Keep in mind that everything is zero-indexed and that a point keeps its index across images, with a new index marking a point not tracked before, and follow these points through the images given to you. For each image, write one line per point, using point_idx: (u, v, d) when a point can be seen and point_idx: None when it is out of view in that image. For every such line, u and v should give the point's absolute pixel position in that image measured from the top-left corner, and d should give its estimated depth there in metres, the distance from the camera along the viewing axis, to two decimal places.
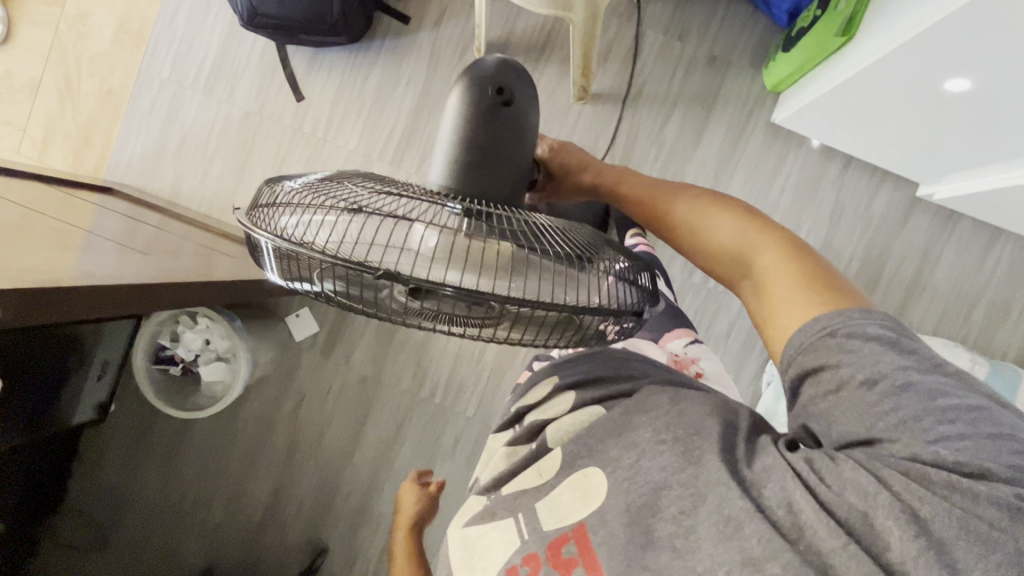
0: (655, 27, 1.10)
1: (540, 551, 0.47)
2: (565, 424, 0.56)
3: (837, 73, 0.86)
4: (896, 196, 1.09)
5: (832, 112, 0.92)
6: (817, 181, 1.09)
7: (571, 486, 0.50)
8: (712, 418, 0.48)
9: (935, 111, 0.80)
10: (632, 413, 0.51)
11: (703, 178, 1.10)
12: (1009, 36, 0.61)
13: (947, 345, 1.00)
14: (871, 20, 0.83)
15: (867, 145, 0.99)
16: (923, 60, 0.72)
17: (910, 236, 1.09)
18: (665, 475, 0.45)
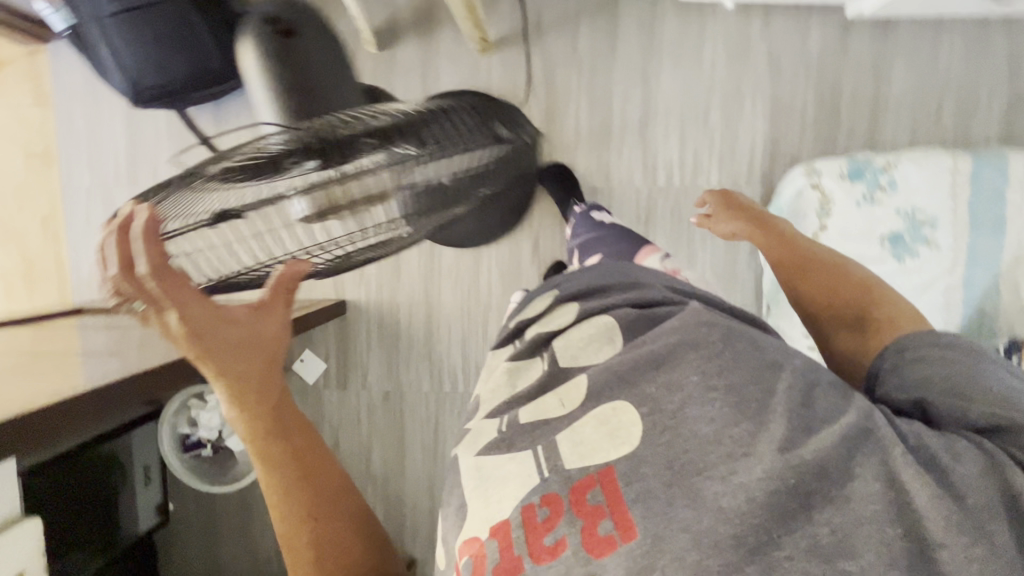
0: None
1: (563, 494, 0.39)
2: (577, 343, 0.50)
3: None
4: (827, 26, 1.04)
5: None
6: (743, 42, 1.06)
7: (600, 421, 0.42)
8: (773, 371, 0.41)
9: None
10: (676, 347, 0.44)
11: (632, 83, 1.07)
12: None
13: (925, 156, 0.96)
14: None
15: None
16: None
17: (855, 61, 1.05)
18: (722, 436, 0.38)
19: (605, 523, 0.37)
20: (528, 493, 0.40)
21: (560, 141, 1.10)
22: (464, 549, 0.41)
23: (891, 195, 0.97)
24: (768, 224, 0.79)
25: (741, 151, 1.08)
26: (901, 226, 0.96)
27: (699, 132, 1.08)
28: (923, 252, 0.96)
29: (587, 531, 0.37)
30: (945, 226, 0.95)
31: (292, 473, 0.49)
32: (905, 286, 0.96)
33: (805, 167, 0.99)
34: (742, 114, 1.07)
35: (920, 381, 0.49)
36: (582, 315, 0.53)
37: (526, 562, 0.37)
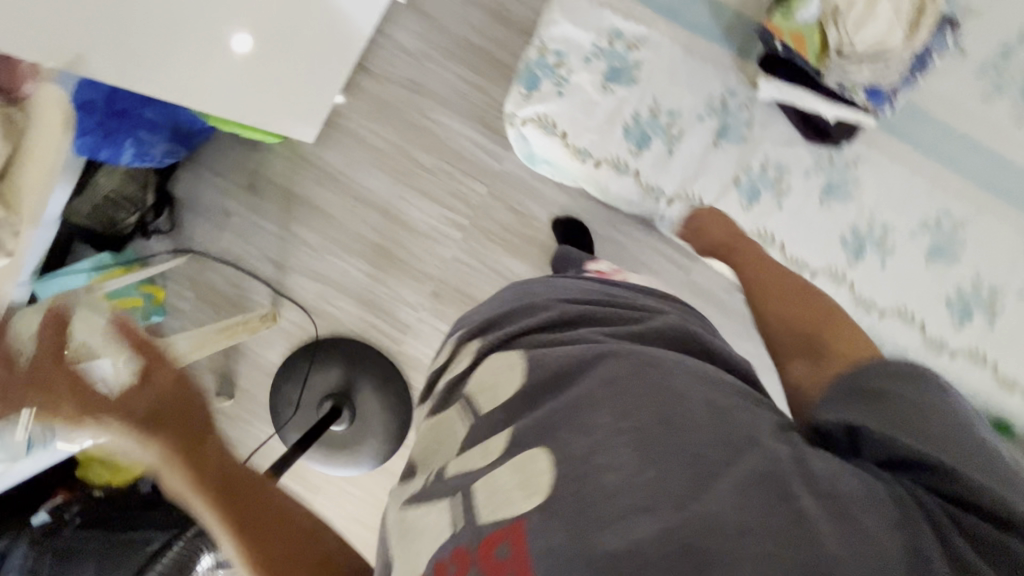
0: (217, 242, 1.15)
1: (467, 546, 0.36)
2: (485, 381, 0.49)
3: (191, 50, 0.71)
4: (405, 24, 1.06)
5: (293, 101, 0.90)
6: (380, 103, 1.09)
7: (508, 471, 0.39)
8: (678, 402, 0.38)
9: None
10: (593, 388, 0.41)
11: (363, 214, 1.13)
12: None
13: (552, 9, 0.92)
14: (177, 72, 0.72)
15: (353, 61, 0.93)
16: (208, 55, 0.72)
17: (445, 14, 1.05)
18: (626, 496, 0.34)
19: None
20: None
21: (378, 297, 1.15)
22: None
23: (571, 59, 0.93)
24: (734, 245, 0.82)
25: (470, 151, 1.09)
26: (606, 61, 0.93)
27: (434, 181, 1.11)
28: (639, 57, 0.92)
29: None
30: (627, 25, 0.92)
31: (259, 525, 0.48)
32: (664, 92, 0.93)
33: (507, 118, 0.95)
34: (438, 134, 1.09)
35: (844, 404, 0.41)
36: (496, 341, 0.54)
37: None
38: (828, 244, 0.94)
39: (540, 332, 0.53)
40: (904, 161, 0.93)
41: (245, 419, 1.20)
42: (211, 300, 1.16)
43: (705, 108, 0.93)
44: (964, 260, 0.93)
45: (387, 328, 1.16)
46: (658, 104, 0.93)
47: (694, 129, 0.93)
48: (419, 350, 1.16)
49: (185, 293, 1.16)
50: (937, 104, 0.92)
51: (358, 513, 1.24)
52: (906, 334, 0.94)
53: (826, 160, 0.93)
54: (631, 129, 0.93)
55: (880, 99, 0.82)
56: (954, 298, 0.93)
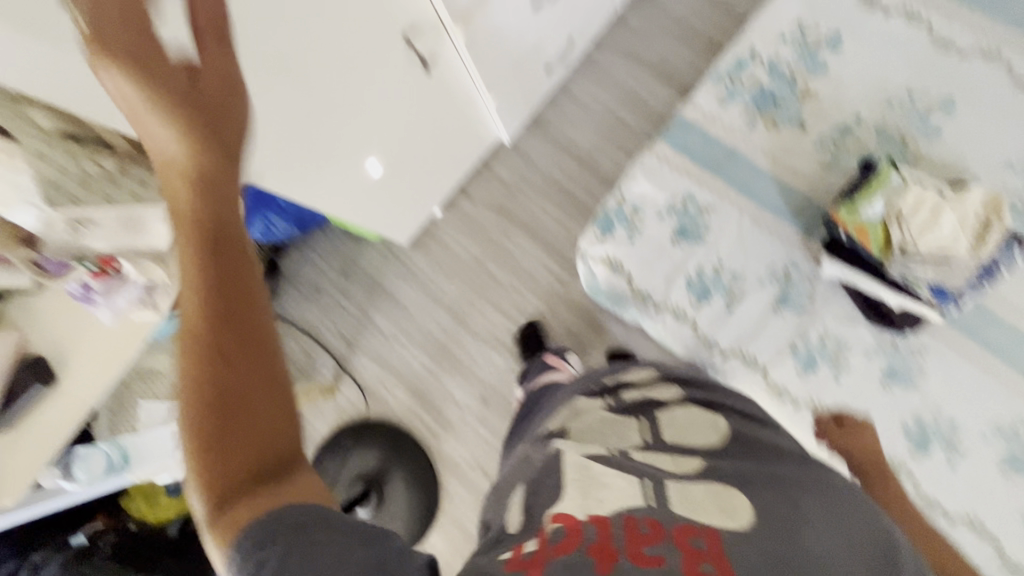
0: (303, 313, 1.29)
1: (668, 524, 0.40)
2: (679, 424, 0.62)
3: (339, 176, 0.85)
4: (506, 159, 1.23)
5: (398, 211, 1.02)
6: (470, 219, 1.23)
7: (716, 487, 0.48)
8: (888, 540, 0.46)
9: (316, 113, 0.75)
10: (800, 474, 0.52)
11: (433, 312, 1.23)
12: (306, 114, 0.73)
13: (634, 169, 1.05)
14: (336, 196, 0.86)
15: (449, 174, 1.08)
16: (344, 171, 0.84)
17: (541, 156, 1.21)
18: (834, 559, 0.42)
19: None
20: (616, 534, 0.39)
21: (430, 390, 1.21)
22: (558, 518, 0.41)
23: (645, 213, 1.03)
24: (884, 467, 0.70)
25: (540, 275, 1.19)
26: (677, 219, 1.02)
27: (503, 294, 1.20)
28: (709, 220, 1.01)
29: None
30: (700, 191, 1.02)
31: (223, 340, 0.32)
32: (728, 255, 1.00)
33: (581, 253, 1.05)
34: (515, 255, 1.20)
35: None
36: (702, 399, 0.68)
37: (621, 556, 0.37)
38: (886, 431, 0.91)
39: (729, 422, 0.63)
40: (976, 360, 0.91)
41: None
42: None
43: (768, 275, 0.98)
44: None
45: (431, 422, 1.21)
46: (722, 264, 1.00)
47: (754, 293, 0.98)
48: (456, 451, 1.19)
49: None
50: (1010, 311, 0.91)
51: None
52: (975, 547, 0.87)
53: (889, 344, 0.93)
54: (693, 282, 1.00)
55: (944, 297, 0.84)
56: None
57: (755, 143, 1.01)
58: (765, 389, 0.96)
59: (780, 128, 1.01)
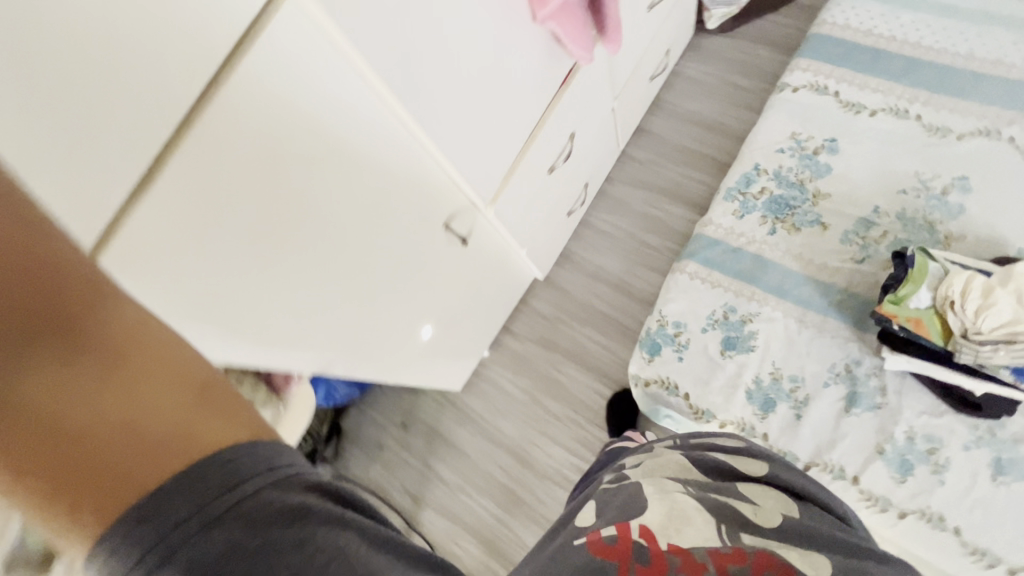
0: (368, 471, 1.31)
1: (748, 551, 0.43)
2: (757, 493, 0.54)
3: (398, 350, 0.91)
4: (542, 294, 1.30)
5: (446, 362, 1.09)
6: (517, 356, 1.27)
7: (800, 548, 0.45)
8: None
9: (371, 309, 0.79)
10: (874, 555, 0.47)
11: (494, 454, 1.23)
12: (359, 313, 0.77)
13: (667, 289, 1.10)
14: (393, 365, 0.91)
15: (492, 318, 1.15)
16: (401, 343, 0.90)
17: (576, 286, 1.27)
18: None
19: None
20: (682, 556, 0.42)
21: (502, 541, 1.16)
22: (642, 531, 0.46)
23: (687, 329, 1.05)
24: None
25: (594, 402, 1.19)
26: (721, 331, 1.03)
27: (562, 426, 1.20)
28: (753, 328, 1.02)
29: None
30: (738, 300, 1.04)
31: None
32: (782, 360, 0.99)
33: (632, 378, 1.07)
34: (566, 385, 1.22)
35: None
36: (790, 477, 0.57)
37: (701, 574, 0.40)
38: (1016, 537, 0.81)
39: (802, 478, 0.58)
40: None
41: None
42: None
43: (829, 375, 0.96)
44: None
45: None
46: (778, 369, 0.98)
47: (820, 395, 0.95)
48: None
49: None
50: None
51: None
52: None
53: (985, 433, 0.86)
54: (753, 393, 0.98)
55: None
56: None
57: (780, 247, 1.05)
58: (860, 500, 0.88)
59: (801, 230, 1.04)
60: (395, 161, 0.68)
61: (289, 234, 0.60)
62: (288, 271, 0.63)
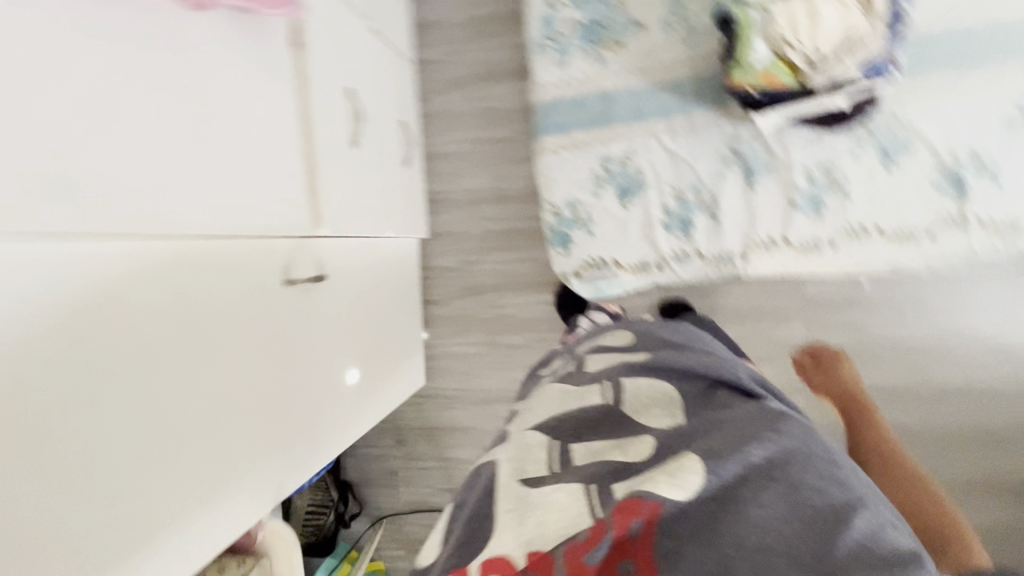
0: (399, 496, 1.29)
1: (609, 510, 0.34)
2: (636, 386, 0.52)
3: (337, 412, 0.82)
4: (436, 248, 1.20)
5: (388, 382, 1.00)
6: (452, 318, 1.21)
7: (644, 382, 0.52)
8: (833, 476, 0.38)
9: (275, 412, 0.69)
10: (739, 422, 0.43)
11: (491, 411, 1.22)
12: (267, 426, 0.68)
13: (541, 175, 1.02)
14: (339, 427, 0.84)
15: (403, 308, 1.06)
16: (335, 403, 0.82)
17: (460, 222, 1.18)
18: (776, 542, 0.33)
19: (637, 520, 0.33)
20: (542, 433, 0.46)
21: None
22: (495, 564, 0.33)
23: (582, 202, 1.00)
24: (855, 393, 0.83)
25: (545, 312, 1.16)
26: (611, 185, 0.99)
27: (531, 351, 1.18)
28: (637, 164, 0.97)
29: (569, 549, 0.32)
30: (609, 146, 0.98)
31: None
32: (676, 177, 0.96)
33: (562, 276, 1.04)
34: (511, 314, 1.18)
35: None
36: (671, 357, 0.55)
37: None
38: (920, 204, 0.88)
39: (655, 331, 0.63)
40: (948, 87, 0.84)
41: None
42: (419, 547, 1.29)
43: (721, 163, 0.94)
44: None
45: None
46: (677, 188, 0.96)
47: (723, 188, 0.95)
48: None
49: (400, 552, 1.30)
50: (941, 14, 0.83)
51: None
52: None
53: (864, 133, 0.89)
54: (669, 221, 0.97)
55: (883, 69, 0.80)
56: None
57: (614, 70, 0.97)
58: (798, 254, 0.94)
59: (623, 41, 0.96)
60: (154, 270, 0.52)
61: (124, 442, 0.49)
62: (134, 470, 0.50)
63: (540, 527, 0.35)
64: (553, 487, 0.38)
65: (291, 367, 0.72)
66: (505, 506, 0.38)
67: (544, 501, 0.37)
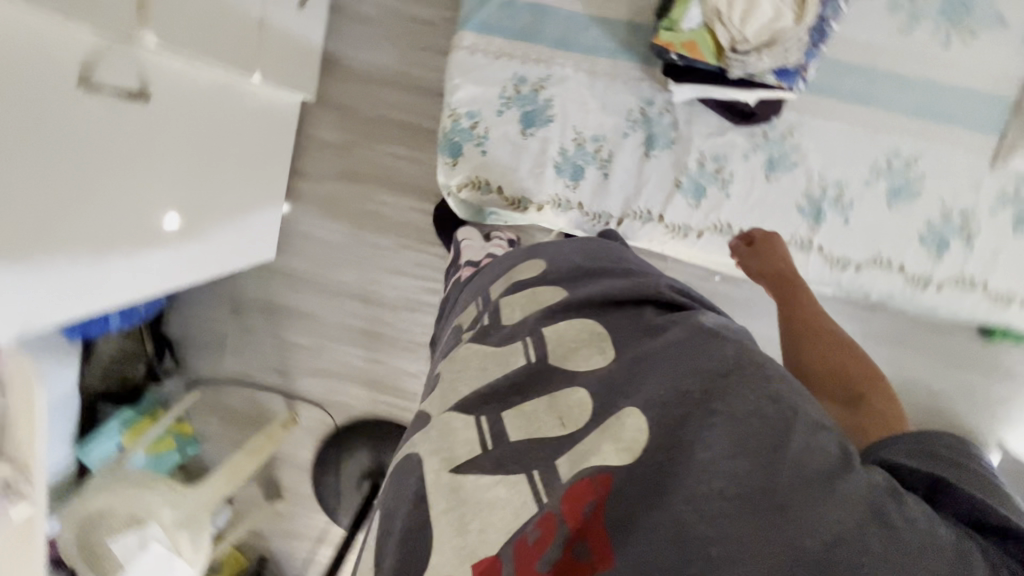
0: (221, 365, 1.23)
1: (551, 510, 0.35)
2: (567, 337, 0.47)
3: (136, 254, 0.73)
4: (319, 118, 1.09)
5: (221, 240, 0.90)
6: (321, 199, 1.12)
7: (570, 326, 0.47)
8: (767, 394, 0.38)
9: (50, 226, 0.58)
10: (672, 347, 0.42)
11: (339, 303, 1.17)
12: (37, 236, 0.57)
13: (452, 73, 0.93)
14: (136, 271, 0.74)
15: (264, 168, 0.96)
16: (137, 242, 0.72)
17: (354, 96, 1.07)
18: (725, 482, 0.34)
19: (589, 502, 0.35)
20: (465, 413, 0.43)
21: (382, 374, 1.20)
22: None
23: (484, 116, 0.94)
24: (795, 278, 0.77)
25: (418, 221, 1.12)
26: (517, 108, 0.93)
27: (395, 254, 1.13)
28: (548, 95, 0.93)
29: (519, 546, 0.34)
30: (529, 69, 0.93)
31: None
32: (582, 121, 0.93)
33: (443, 188, 0.98)
34: (385, 214, 1.12)
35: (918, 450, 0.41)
36: (596, 289, 0.50)
37: None
38: (784, 217, 0.92)
39: (569, 255, 0.58)
40: (835, 115, 0.90)
41: (299, 513, 1.30)
42: (234, 419, 1.25)
43: (627, 123, 0.93)
44: (926, 194, 0.90)
45: (396, 399, 1.21)
46: (580, 133, 0.94)
47: (622, 147, 0.93)
48: None
49: (212, 420, 1.25)
50: (856, 49, 0.89)
51: None
52: (886, 279, 0.93)
53: (760, 137, 0.91)
54: (562, 163, 0.94)
55: (791, 77, 0.80)
56: (926, 233, 0.91)
57: None
58: (666, 234, 0.95)
59: None
60: None
61: None
62: None
63: (483, 535, 0.36)
64: (491, 475, 0.38)
65: (91, 179, 0.61)
66: (439, 508, 0.38)
67: (482, 499, 0.37)
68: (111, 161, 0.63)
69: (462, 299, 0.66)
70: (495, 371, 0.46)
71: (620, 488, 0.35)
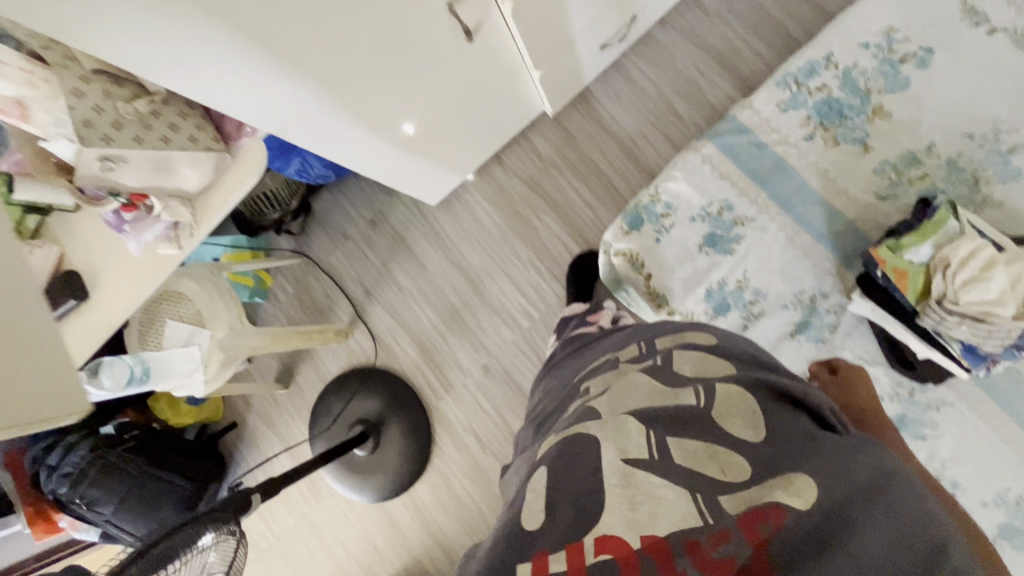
0: (327, 254, 1.33)
1: (727, 522, 0.42)
2: (727, 404, 0.54)
3: (367, 137, 0.82)
4: (545, 130, 1.21)
5: (417, 168, 1.00)
6: (500, 186, 1.23)
7: (734, 395, 0.55)
8: (923, 512, 0.46)
9: (347, 73, 0.69)
10: (839, 448, 0.50)
11: (450, 272, 1.25)
12: (336, 72, 0.68)
13: (676, 167, 1.01)
14: (358, 148, 0.84)
15: (484, 137, 1.07)
16: (376, 129, 0.82)
17: (584, 133, 1.19)
18: (880, 556, 0.42)
19: (765, 525, 0.42)
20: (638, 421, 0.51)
21: (439, 350, 1.24)
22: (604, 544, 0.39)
23: (676, 214, 0.99)
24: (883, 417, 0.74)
25: (560, 254, 1.18)
26: (708, 226, 0.98)
27: (522, 266, 1.20)
28: (741, 232, 0.97)
29: (693, 543, 0.40)
30: (739, 202, 0.98)
31: None
32: (754, 271, 0.96)
33: (603, 243, 1.03)
34: (538, 231, 1.20)
35: None
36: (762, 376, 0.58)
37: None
38: None
39: (739, 343, 0.67)
40: (992, 422, 0.86)
41: (290, 406, 1.34)
42: (304, 300, 1.34)
43: (792, 298, 0.94)
44: None
45: (433, 379, 1.24)
46: (746, 279, 0.96)
47: (774, 312, 0.94)
48: (448, 408, 1.23)
49: (288, 287, 1.35)
50: None
51: (340, 537, 1.25)
52: None
53: (904, 391, 0.89)
54: (713, 294, 0.96)
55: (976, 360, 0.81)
56: None
57: (807, 155, 0.97)
58: None
59: (841, 142, 0.96)
60: None
61: None
62: None
63: (651, 518, 0.42)
64: (659, 479, 0.45)
65: (395, 63, 0.73)
66: (613, 481, 0.45)
67: (651, 491, 0.44)
68: (415, 60, 0.76)
69: (624, 335, 0.77)
70: (658, 398, 0.56)
71: (791, 524, 0.42)
